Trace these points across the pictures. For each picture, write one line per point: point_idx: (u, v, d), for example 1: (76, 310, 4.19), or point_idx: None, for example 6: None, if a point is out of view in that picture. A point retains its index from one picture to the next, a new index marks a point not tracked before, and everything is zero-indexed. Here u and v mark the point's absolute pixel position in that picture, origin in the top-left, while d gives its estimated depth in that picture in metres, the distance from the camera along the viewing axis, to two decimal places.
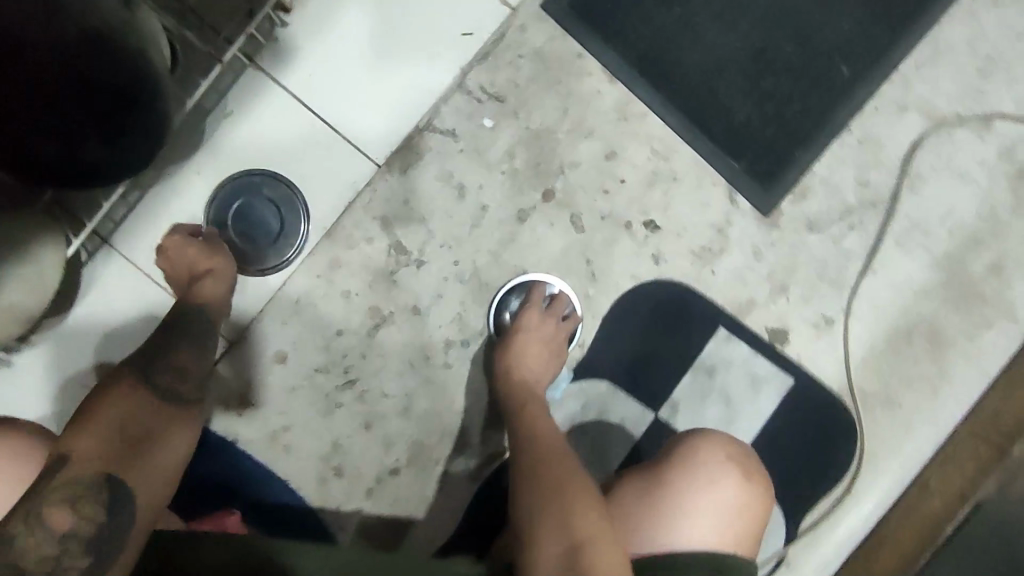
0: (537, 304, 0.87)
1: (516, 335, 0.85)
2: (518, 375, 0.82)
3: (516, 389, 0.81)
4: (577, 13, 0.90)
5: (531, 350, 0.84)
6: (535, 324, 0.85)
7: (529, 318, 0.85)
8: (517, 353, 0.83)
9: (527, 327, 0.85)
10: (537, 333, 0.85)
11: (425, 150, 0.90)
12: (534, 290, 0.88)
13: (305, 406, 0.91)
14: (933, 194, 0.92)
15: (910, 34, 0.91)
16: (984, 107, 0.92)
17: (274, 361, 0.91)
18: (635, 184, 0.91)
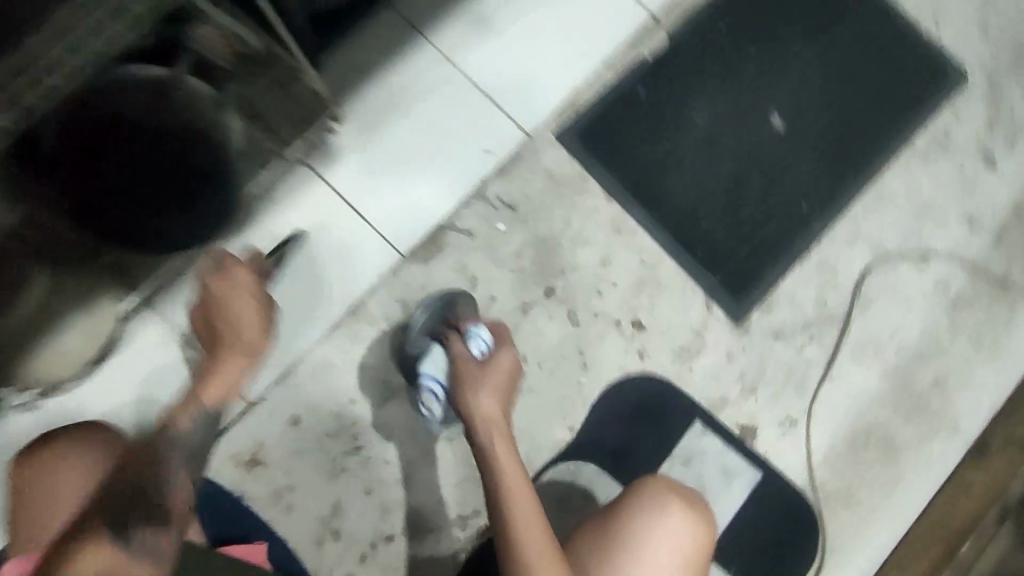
0: (511, 349, 0.90)
1: (491, 368, 0.87)
2: (495, 415, 0.83)
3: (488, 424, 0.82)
4: (583, 143, 1.07)
5: (502, 385, 0.86)
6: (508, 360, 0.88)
7: (508, 356, 0.88)
8: (490, 386, 0.85)
9: (505, 365, 0.87)
10: (509, 369, 0.87)
11: (444, 244, 1.03)
12: (500, 333, 0.93)
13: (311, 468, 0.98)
14: (882, 315, 1.06)
15: (858, 181, 1.09)
16: (923, 245, 1.09)
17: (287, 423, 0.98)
18: (626, 287, 1.04)
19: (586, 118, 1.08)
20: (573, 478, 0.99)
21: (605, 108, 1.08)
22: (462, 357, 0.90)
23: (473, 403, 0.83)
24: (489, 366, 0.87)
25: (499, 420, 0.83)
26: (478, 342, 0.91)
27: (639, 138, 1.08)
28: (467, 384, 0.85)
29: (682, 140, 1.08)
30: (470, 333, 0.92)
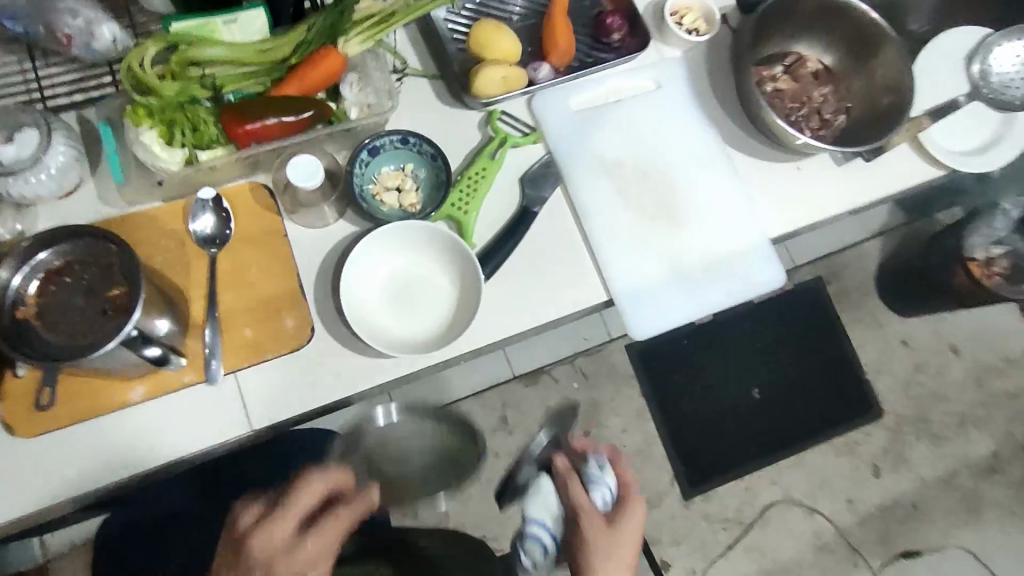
0: (636, 503, 0.87)
1: (623, 525, 0.85)
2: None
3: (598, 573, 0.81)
4: (640, 356, 1.75)
5: (625, 552, 0.84)
6: (637, 520, 0.86)
7: (636, 508, 0.86)
8: (615, 544, 0.83)
9: (630, 525, 0.85)
10: (636, 532, 0.85)
11: (541, 379, 1.70)
12: (626, 483, 0.91)
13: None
14: (771, 534, 1.71)
15: (788, 449, 1.76)
16: (813, 504, 1.73)
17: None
18: (630, 450, 1.70)
19: (648, 343, 1.77)
20: None
21: (659, 341, 1.77)
22: (590, 514, 0.85)
23: (591, 542, 0.83)
24: (622, 518, 0.85)
25: None
26: (604, 498, 0.89)
27: (673, 369, 1.76)
28: (591, 539, 0.83)
29: (696, 381, 1.76)
30: (592, 486, 0.89)
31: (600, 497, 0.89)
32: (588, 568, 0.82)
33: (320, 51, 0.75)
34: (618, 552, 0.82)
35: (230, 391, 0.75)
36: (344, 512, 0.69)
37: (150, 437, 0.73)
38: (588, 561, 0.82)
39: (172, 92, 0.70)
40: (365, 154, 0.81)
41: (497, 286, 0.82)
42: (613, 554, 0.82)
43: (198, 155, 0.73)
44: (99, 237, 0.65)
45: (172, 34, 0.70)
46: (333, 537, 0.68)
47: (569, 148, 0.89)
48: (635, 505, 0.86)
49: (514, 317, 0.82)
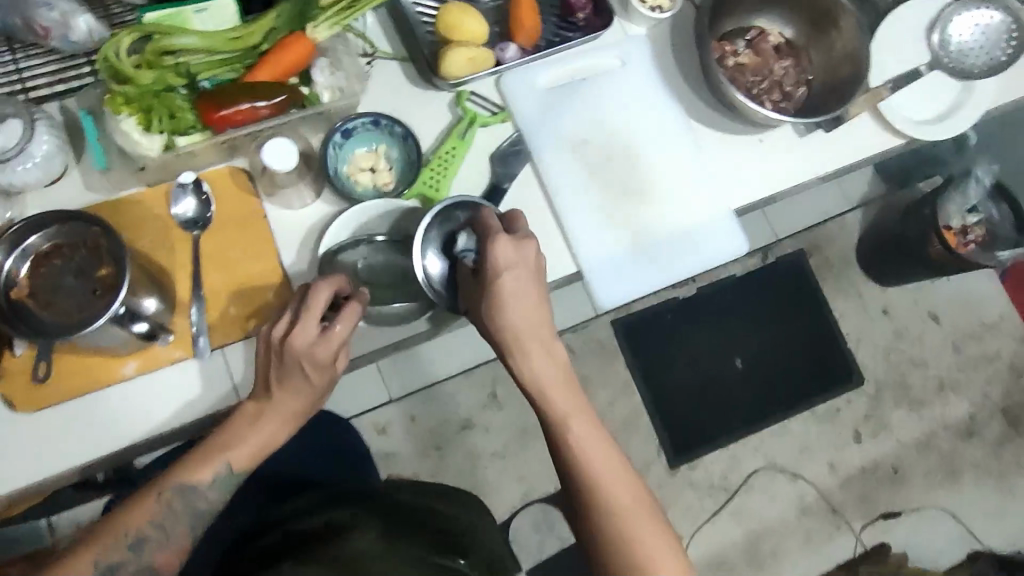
0: (495, 232, 0.77)
1: (499, 276, 0.75)
2: (500, 322, 0.76)
3: (515, 337, 0.77)
4: (624, 330, 1.79)
5: (521, 302, 0.76)
6: (525, 255, 0.76)
7: (500, 244, 0.75)
8: (502, 293, 0.76)
9: (514, 271, 0.76)
10: (529, 271, 0.77)
11: None
12: (487, 220, 0.78)
13: (407, 452, 1.66)
14: (755, 498, 1.76)
15: (771, 417, 1.80)
16: (795, 469, 1.79)
17: (405, 421, 1.66)
18: (617, 421, 1.74)
19: (632, 317, 1.80)
20: (546, 516, 1.66)
21: (645, 316, 1.81)
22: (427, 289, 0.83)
23: (506, 336, 0.77)
24: (495, 275, 0.75)
25: (537, 334, 0.77)
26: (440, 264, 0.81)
27: (657, 342, 1.80)
28: (486, 308, 0.77)
29: (680, 353, 1.81)
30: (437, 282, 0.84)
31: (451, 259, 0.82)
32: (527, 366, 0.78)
33: (288, 39, 0.78)
34: (509, 311, 0.76)
35: (219, 367, 0.79)
36: (339, 326, 0.73)
37: (141, 412, 0.77)
38: (520, 351, 0.77)
39: (148, 80, 0.74)
40: (337, 136, 0.84)
41: None
42: (531, 339, 0.78)
43: (176, 141, 0.76)
44: (84, 220, 0.69)
45: (146, 27, 0.74)
46: (350, 326, 0.73)
47: (537, 127, 0.92)
48: (498, 258, 0.75)
49: None
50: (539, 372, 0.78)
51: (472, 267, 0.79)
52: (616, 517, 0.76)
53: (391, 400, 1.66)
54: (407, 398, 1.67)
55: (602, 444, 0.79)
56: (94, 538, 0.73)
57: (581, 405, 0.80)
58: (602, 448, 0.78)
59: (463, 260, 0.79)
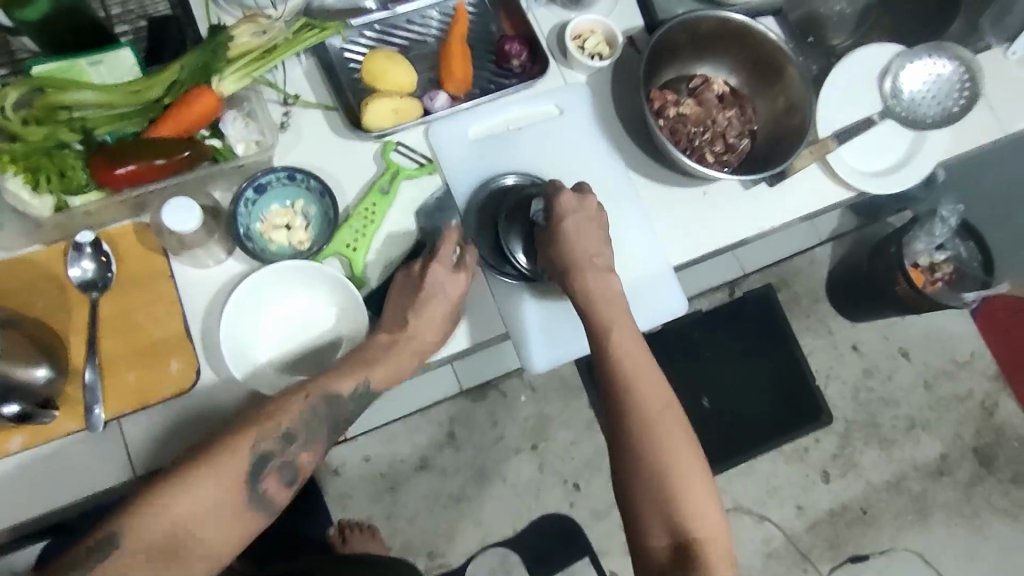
0: (558, 188, 0.82)
1: (564, 221, 0.81)
2: (574, 270, 0.80)
3: (587, 286, 0.79)
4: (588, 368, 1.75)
5: (586, 256, 0.80)
6: (586, 208, 0.82)
7: (566, 195, 0.81)
8: (568, 243, 0.80)
9: (580, 221, 0.81)
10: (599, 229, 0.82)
11: (489, 394, 1.69)
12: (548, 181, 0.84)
13: (361, 494, 1.60)
14: None
15: (738, 458, 1.76)
16: (761, 511, 1.75)
17: (358, 462, 1.61)
18: (579, 461, 1.69)
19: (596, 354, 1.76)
20: (504, 561, 1.61)
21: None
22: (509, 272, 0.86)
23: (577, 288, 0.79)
24: (557, 222, 0.81)
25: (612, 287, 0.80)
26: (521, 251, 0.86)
27: None
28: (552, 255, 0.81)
29: None
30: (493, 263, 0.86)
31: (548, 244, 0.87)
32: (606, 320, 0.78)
33: (193, 91, 0.74)
34: (590, 279, 0.79)
35: (112, 438, 0.75)
36: (469, 258, 0.80)
37: (26, 489, 0.73)
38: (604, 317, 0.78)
39: (37, 138, 0.69)
40: (248, 192, 0.80)
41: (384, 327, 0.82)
42: (600, 281, 0.80)
43: (69, 201, 0.72)
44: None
45: (36, 79, 0.69)
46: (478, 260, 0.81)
47: (467, 182, 0.88)
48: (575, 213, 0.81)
49: None
50: (616, 329, 0.78)
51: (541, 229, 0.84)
52: (672, 484, 0.72)
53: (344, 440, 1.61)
54: (361, 438, 1.62)
55: (669, 402, 0.76)
56: None
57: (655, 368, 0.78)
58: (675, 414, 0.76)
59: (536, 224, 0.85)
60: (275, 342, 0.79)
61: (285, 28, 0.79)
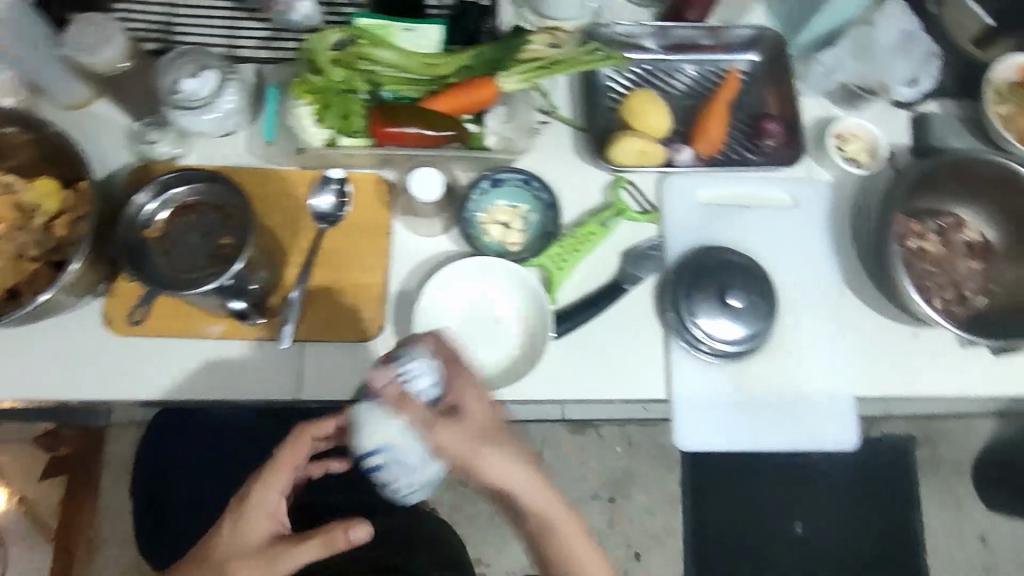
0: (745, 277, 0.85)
1: (453, 424, 0.65)
2: (429, 470, 0.65)
3: (459, 474, 0.68)
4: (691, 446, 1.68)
5: (466, 435, 0.67)
6: (479, 410, 0.68)
7: (480, 404, 0.68)
8: (448, 435, 0.65)
9: (466, 394, 0.68)
10: (483, 402, 0.69)
11: (586, 431, 1.67)
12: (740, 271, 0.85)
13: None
14: None
15: None
16: None
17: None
18: (648, 533, 1.63)
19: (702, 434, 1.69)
20: None
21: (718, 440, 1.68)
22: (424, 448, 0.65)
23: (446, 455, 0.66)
24: (474, 452, 0.67)
25: (494, 426, 0.70)
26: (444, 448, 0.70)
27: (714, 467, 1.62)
28: (442, 434, 0.65)
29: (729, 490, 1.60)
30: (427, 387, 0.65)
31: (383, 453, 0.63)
32: (480, 474, 0.69)
33: (477, 80, 0.78)
34: (489, 451, 0.68)
35: (293, 356, 0.79)
36: (274, 489, 0.66)
37: (211, 372, 0.78)
38: (475, 470, 0.68)
39: (338, 77, 0.76)
40: (485, 182, 0.83)
41: (559, 349, 0.82)
42: (483, 450, 0.68)
43: (339, 140, 0.78)
44: (228, 186, 0.69)
45: (355, 29, 0.76)
46: (288, 467, 0.66)
47: (682, 241, 0.87)
48: (461, 368, 0.68)
49: (565, 385, 0.81)
50: (523, 490, 0.71)
51: (726, 311, 0.83)
52: None
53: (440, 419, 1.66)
54: None
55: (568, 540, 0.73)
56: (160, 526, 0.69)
57: (558, 492, 0.72)
58: (547, 493, 0.72)
59: (723, 304, 0.83)
60: (454, 337, 0.81)
61: (576, 48, 0.82)
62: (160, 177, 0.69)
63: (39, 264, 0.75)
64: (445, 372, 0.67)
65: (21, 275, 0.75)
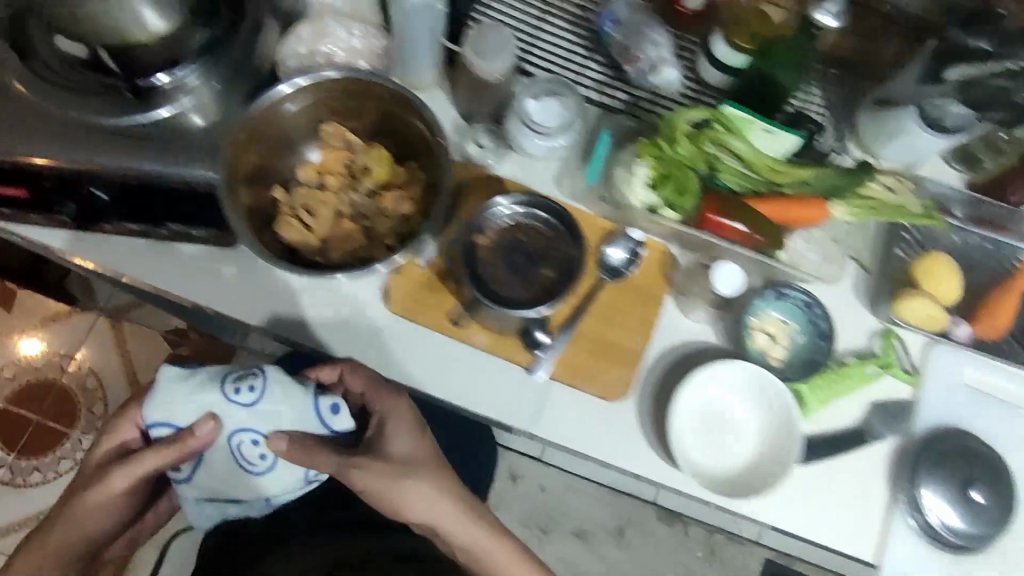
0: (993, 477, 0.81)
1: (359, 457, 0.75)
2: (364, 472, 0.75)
3: (375, 487, 0.76)
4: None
5: (381, 472, 0.75)
6: (403, 422, 0.78)
7: (403, 404, 0.78)
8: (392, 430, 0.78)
9: (396, 417, 0.77)
10: (412, 442, 0.78)
11: (674, 523, 1.63)
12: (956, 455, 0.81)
13: (515, 512, 1.61)
14: None
15: None
16: None
17: (534, 485, 1.63)
18: None
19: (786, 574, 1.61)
20: None
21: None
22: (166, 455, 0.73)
23: (364, 489, 0.76)
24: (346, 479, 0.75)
25: (420, 462, 0.78)
26: (264, 453, 0.77)
27: None
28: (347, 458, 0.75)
29: None
30: (231, 403, 0.76)
31: (158, 430, 0.75)
32: (403, 507, 0.77)
33: (812, 199, 0.79)
34: (409, 478, 0.76)
35: (540, 389, 0.80)
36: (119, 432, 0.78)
37: (462, 378, 0.80)
38: (398, 501, 0.76)
39: (684, 153, 0.78)
40: (770, 292, 0.83)
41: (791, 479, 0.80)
42: (402, 484, 0.76)
43: (662, 210, 0.79)
44: (570, 229, 0.72)
45: (719, 115, 0.78)
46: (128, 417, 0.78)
47: (935, 414, 0.84)
48: (388, 399, 0.77)
49: (783, 512, 0.79)
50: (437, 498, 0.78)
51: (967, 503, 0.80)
52: None
53: (541, 458, 1.64)
54: (553, 469, 1.64)
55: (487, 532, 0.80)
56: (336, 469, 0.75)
57: (471, 509, 0.79)
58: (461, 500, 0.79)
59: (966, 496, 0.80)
60: (695, 437, 0.78)
61: (913, 200, 0.81)
62: (513, 197, 0.72)
63: (356, 227, 0.78)
64: (369, 400, 0.77)
65: (336, 231, 0.78)
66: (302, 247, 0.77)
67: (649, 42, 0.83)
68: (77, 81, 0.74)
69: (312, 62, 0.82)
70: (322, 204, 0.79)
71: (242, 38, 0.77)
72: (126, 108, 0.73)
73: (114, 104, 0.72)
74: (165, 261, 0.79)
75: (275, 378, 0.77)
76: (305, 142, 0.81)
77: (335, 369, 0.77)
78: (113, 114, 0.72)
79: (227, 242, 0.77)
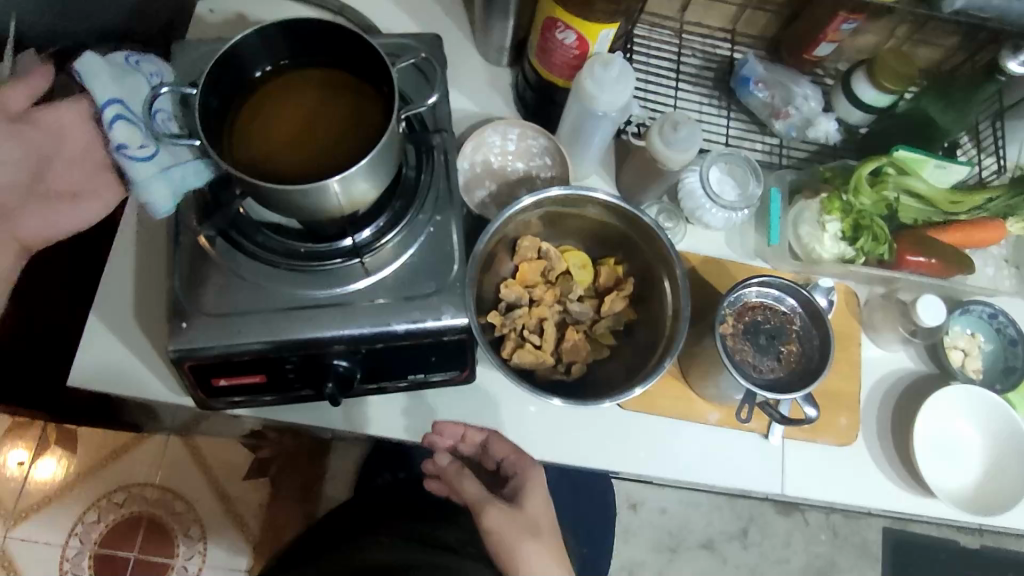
0: None
1: (499, 504, 0.67)
2: (485, 519, 0.66)
3: (490, 524, 0.66)
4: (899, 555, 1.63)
5: (515, 518, 0.66)
6: (536, 478, 0.71)
7: (537, 476, 0.71)
8: (530, 494, 0.69)
9: (534, 483, 0.70)
10: (546, 509, 0.69)
11: (792, 513, 1.44)
12: None
13: (643, 542, 1.41)
14: None
15: None
16: None
17: (653, 509, 1.43)
18: None
19: None
20: None
21: (959, 548, 1.45)
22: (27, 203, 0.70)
23: (490, 527, 0.66)
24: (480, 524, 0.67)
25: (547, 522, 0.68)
26: (153, 156, 0.68)
27: None
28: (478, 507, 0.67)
29: None
30: (151, 84, 0.72)
31: (117, 114, 0.68)
32: (514, 551, 0.64)
33: (985, 221, 0.85)
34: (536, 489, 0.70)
35: (774, 452, 0.82)
36: None
37: (700, 458, 0.81)
38: (514, 548, 0.64)
39: (868, 202, 0.83)
40: (958, 312, 0.88)
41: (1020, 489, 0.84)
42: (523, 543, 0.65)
43: (858, 258, 0.85)
44: (808, 306, 0.76)
45: (895, 158, 0.84)
46: None
47: None
48: (527, 465, 0.71)
49: (1015, 518, 0.83)
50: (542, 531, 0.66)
51: None
52: None
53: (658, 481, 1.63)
54: None
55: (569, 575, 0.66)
56: (514, 532, 0.65)
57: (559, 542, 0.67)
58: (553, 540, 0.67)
59: None
60: (932, 459, 0.83)
61: None
62: (767, 277, 0.76)
63: (581, 333, 0.80)
64: (513, 461, 0.72)
65: (563, 342, 0.80)
66: (539, 369, 0.78)
67: (798, 97, 0.90)
68: (279, 248, 0.70)
69: (482, 180, 0.87)
70: (543, 319, 0.80)
71: (437, 170, 0.75)
72: (352, 275, 0.71)
73: (337, 275, 0.71)
74: (390, 402, 0.81)
75: (164, 66, 0.75)
76: (502, 260, 0.81)
77: (481, 434, 0.74)
78: (342, 283, 0.71)
79: (468, 374, 0.79)
